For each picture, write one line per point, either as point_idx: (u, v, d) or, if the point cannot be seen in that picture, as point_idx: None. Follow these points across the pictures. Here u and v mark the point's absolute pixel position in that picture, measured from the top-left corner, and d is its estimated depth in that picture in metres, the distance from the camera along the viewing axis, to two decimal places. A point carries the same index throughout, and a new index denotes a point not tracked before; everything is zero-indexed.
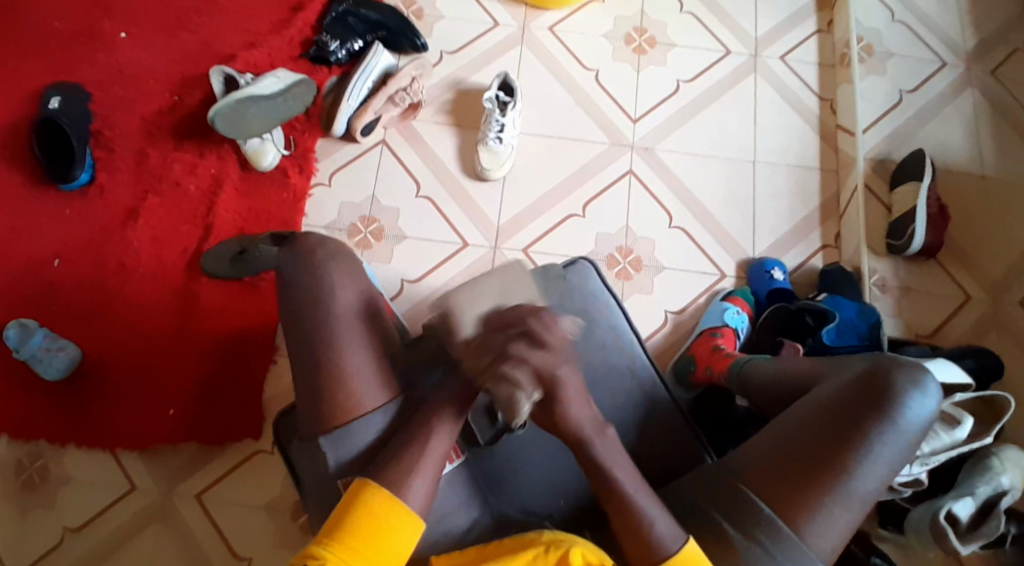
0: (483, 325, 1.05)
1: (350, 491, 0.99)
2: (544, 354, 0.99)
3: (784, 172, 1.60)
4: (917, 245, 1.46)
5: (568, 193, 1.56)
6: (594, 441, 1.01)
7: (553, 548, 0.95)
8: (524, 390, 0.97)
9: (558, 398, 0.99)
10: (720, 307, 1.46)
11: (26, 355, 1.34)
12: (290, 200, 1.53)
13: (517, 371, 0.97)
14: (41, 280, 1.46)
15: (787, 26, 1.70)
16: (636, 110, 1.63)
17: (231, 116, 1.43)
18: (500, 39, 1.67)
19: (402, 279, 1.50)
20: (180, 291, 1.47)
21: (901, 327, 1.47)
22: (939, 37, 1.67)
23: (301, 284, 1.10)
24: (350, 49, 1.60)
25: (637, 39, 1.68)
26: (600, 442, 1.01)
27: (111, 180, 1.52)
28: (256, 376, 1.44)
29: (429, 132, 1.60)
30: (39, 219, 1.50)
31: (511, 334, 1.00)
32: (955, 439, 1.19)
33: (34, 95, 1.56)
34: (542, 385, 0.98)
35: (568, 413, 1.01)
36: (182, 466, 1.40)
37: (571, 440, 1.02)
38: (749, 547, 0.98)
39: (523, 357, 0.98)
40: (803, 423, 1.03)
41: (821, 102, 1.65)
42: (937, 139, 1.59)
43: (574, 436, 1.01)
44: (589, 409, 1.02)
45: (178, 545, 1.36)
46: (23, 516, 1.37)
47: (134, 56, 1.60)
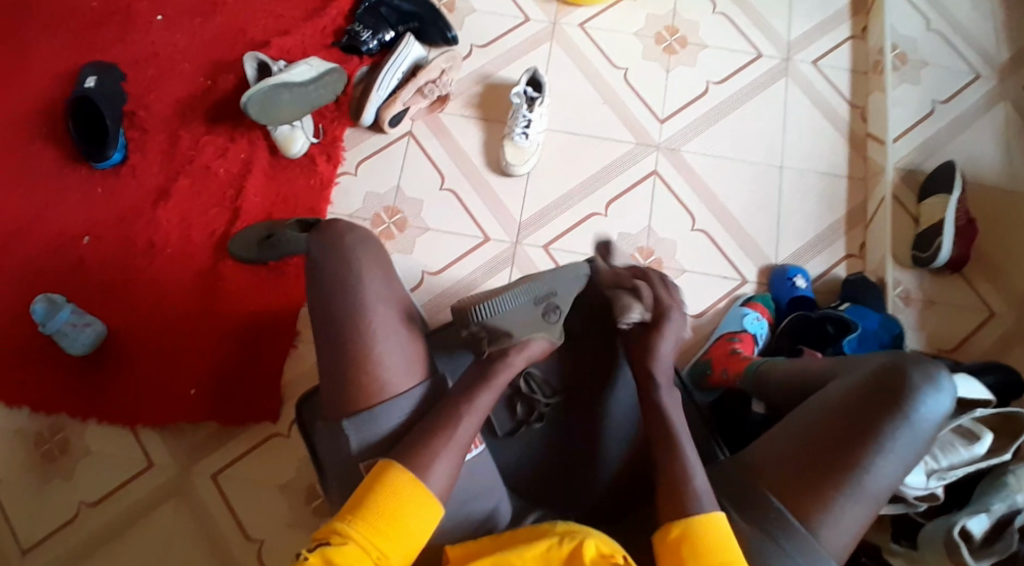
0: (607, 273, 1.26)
1: (385, 473, 1.00)
2: (661, 291, 1.19)
3: (812, 178, 1.58)
4: (943, 258, 1.44)
5: (592, 190, 1.56)
6: (660, 386, 1.12)
7: (569, 538, 0.96)
8: (637, 306, 1.17)
9: (662, 327, 1.16)
10: (740, 311, 1.45)
11: (52, 328, 1.38)
12: (316, 187, 1.55)
13: (640, 291, 1.18)
14: (71, 256, 1.49)
15: (821, 30, 1.69)
16: (663, 110, 1.62)
17: (263, 102, 1.44)
18: (530, 35, 1.67)
19: (423, 270, 1.51)
20: (206, 273, 1.49)
21: (923, 340, 1.46)
22: (975, 48, 1.65)
23: (327, 272, 1.12)
24: (382, 39, 1.61)
25: (667, 38, 1.67)
26: (669, 390, 1.12)
27: (143, 161, 1.55)
28: (278, 359, 1.46)
29: (456, 125, 1.61)
30: (72, 195, 1.53)
31: (633, 273, 1.23)
32: (973, 455, 1.20)
33: (70, 75, 1.59)
34: (654, 309, 1.17)
35: (660, 344, 1.15)
36: (199, 444, 1.43)
37: (648, 373, 1.14)
38: (761, 540, 0.98)
39: (648, 285, 1.19)
40: (818, 416, 1.03)
41: (852, 109, 1.63)
42: (968, 151, 1.56)
43: (646, 377, 1.12)
44: (663, 365, 1.14)
45: (192, 522, 1.39)
46: (42, 487, 1.40)
47: (168, 39, 1.62)
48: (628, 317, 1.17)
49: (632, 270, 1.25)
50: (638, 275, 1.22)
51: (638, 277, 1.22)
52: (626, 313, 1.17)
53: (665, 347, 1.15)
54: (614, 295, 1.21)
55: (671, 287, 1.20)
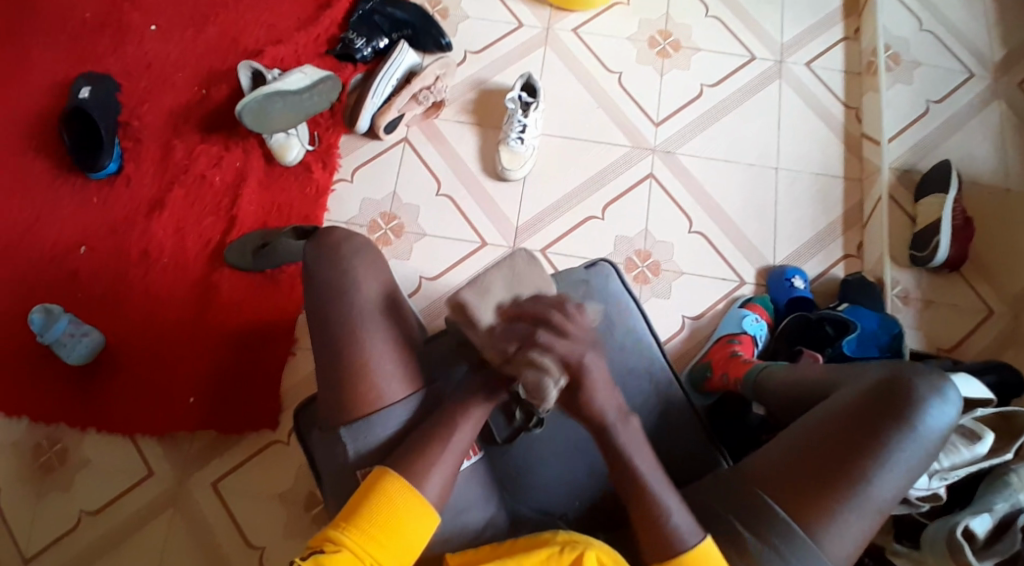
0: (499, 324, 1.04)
1: (375, 480, 0.99)
2: (571, 340, 0.99)
3: (808, 179, 1.58)
4: (941, 257, 1.44)
5: (588, 194, 1.56)
6: (617, 429, 1.00)
7: (568, 549, 0.94)
8: (550, 375, 0.97)
9: (585, 383, 0.99)
10: (738, 313, 1.45)
11: (50, 338, 1.38)
12: (312, 194, 1.54)
13: (544, 358, 0.98)
14: (66, 266, 1.48)
15: (814, 32, 1.69)
16: (657, 113, 1.62)
17: (257, 111, 1.44)
18: (523, 40, 1.67)
19: (420, 276, 1.51)
20: (203, 282, 1.48)
21: (922, 339, 1.46)
22: (967, 47, 1.65)
23: (322, 277, 1.11)
24: (376, 47, 1.61)
25: (661, 42, 1.68)
26: (623, 430, 1.01)
27: (137, 171, 1.54)
28: (277, 367, 1.45)
29: (451, 131, 1.61)
30: (66, 206, 1.52)
31: (533, 323, 1.01)
32: (975, 455, 1.18)
33: (65, 86, 1.59)
34: (571, 367, 0.98)
35: (593, 397, 1.00)
36: (198, 453, 1.42)
37: (597, 425, 1.01)
38: (763, 550, 0.98)
39: (549, 344, 0.98)
40: (821, 426, 1.02)
41: (846, 110, 1.64)
42: (962, 150, 1.57)
43: (601, 419, 1.01)
44: (609, 406, 1.01)
45: (191, 532, 1.37)
46: (40, 498, 1.39)
47: (162, 49, 1.62)
48: (549, 389, 0.98)
49: (523, 320, 1.02)
50: (528, 332, 1.00)
51: (525, 344, 0.99)
52: (544, 391, 0.97)
53: (602, 392, 1.00)
54: (521, 365, 0.99)
55: (580, 325, 1.00)
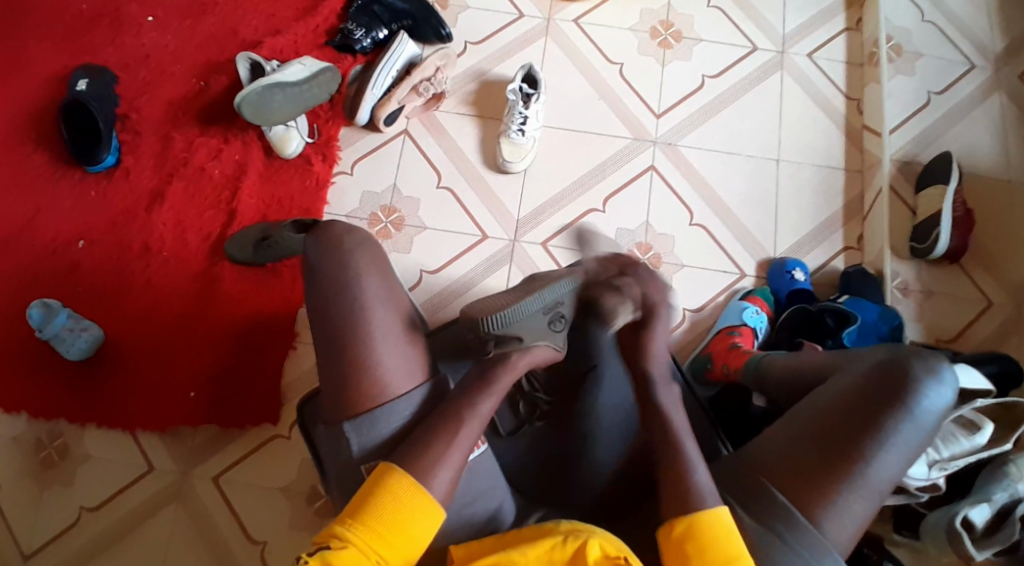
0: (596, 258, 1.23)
1: (376, 478, 1.00)
2: (648, 289, 1.15)
3: (810, 170, 1.58)
4: (941, 248, 1.45)
5: (590, 186, 1.56)
6: (657, 381, 1.11)
7: (573, 538, 0.95)
8: (624, 308, 1.13)
9: (650, 327, 1.14)
10: (739, 305, 1.45)
11: (49, 334, 1.37)
12: (312, 187, 1.54)
13: (627, 293, 1.13)
14: (66, 260, 1.48)
15: (816, 22, 1.69)
16: (659, 105, 1.62)
17: (257, 102, 1.43)
18: (524, 31, 1.66)
19: (421, 269, 1.51)
20: (203, 276, 1.48)
21: (922, 330, 1.46)
22: (969, 38, 1.65)
23: (324, 270, 1.11)
24: (375, 38, 1.60)
25: (662, 33, 1.67)
26: (664, 388, 1.10)
27: (137, 164, 1.54)
28: (277, 361, 1.45)
29: (451, 123, 1.60)
30: (65, 200, 1.51)
31: (616, 272, 1.17)
32: (974, 445, 1.19)
33: (61, 78, 1.58)
34: (642, 310, 1.13)
35: (651, 343, 1.14)
36: (199, 447, 1.42)
37: (644, 376, 1.12)
38: (765, 535, 0.98)
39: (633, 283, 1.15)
40: (822, 410, 1.03)
41: (848, 101, 1.63)
42: (963, 142, 1.57)
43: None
44: (659, 361, 1.13)
45: (193, 525, 1.38)
46: (41, 494, 1.39)
47: (159, 41, 1.61)
48: (619, 318, 1.14)
49: (616, 264, 1.20)
50: (624, 271, 1.18)
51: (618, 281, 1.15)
52: (614, 316, 1.14)
53: (659, 341, 1.14)
54: (602, 293, 1.14)
55: (658, 283, 1.16)
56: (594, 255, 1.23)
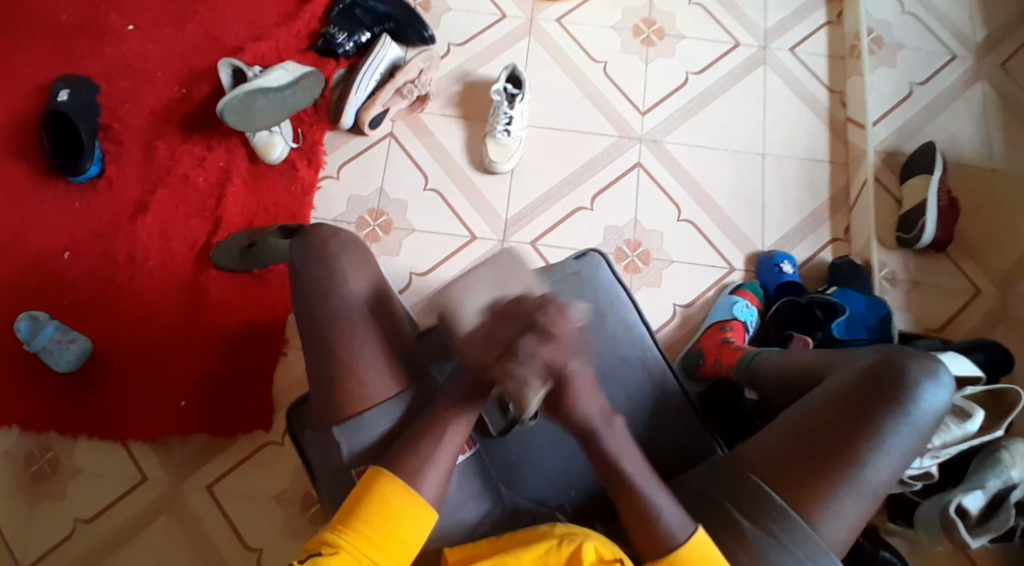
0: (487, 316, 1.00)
1: (361, 484, 0.99)
2: (556, 346, 0.92)
3: (795, 164, 1.59)
4: (927, 238, 1.46)
5: (576, 186, 1.56)
6: (601, 433, 0.98)
7: (567, 541, 0.95)
8: (532, 386, 0.93)
9: (565, 392, 0.95)
10: (729, 300, 1.45)
11: (36, 347, 1.35)
12: (298, 192, 1.53)
13: (524, 370, 0.93)
14: (51, 272, 1.46)
15: (798, 17, 1.69)
16: (644, 102, 1.62)
17: (240, 109, 1.42)
18: (506, 32, 1.66)
19: (410, 272, 1.50)
20: (191, 284, 1.47)
21: (911, 320, 1.47)
22: (949, 29, 1.66)
23: (310, 273, 1.11)
24: (358, 41, 1.59)
25: (645, 30, 1.67)
26: None
27: (120, 173, 1.52)
28: (268, 367, 1.44)
29: (437, 125, 1.60)
30: (49, 211, 1.50)
31: (520, 328, 0.94)
32: (965, 432, 1.19)
33: (41, 88, 1.56)
34: (552, 378, 0.93)
35: (578, 402, 0.96)
36: (191, 457, 1.41)
37: (582, 430, 0.98)
38: (762, 538, 0.98)
39: (534, 353, 0.92)
40: (815, 412, 1.03)
41: (830, 94, 1.64)
42: (947, 132, 1.58)
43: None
44: (587, 414, 0.97)
45: (188, 535, 1.37)
46: (33, 508, 1.38)
47: (140, 49, 1.60)
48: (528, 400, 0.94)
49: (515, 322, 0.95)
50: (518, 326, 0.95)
51: (508, 352, 0.94)
52: (524, 401, 0.94)
53: (586, 395, 0.96)
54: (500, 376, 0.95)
55: (561, 332, 0.92)
56: (505, 307, 0.99)
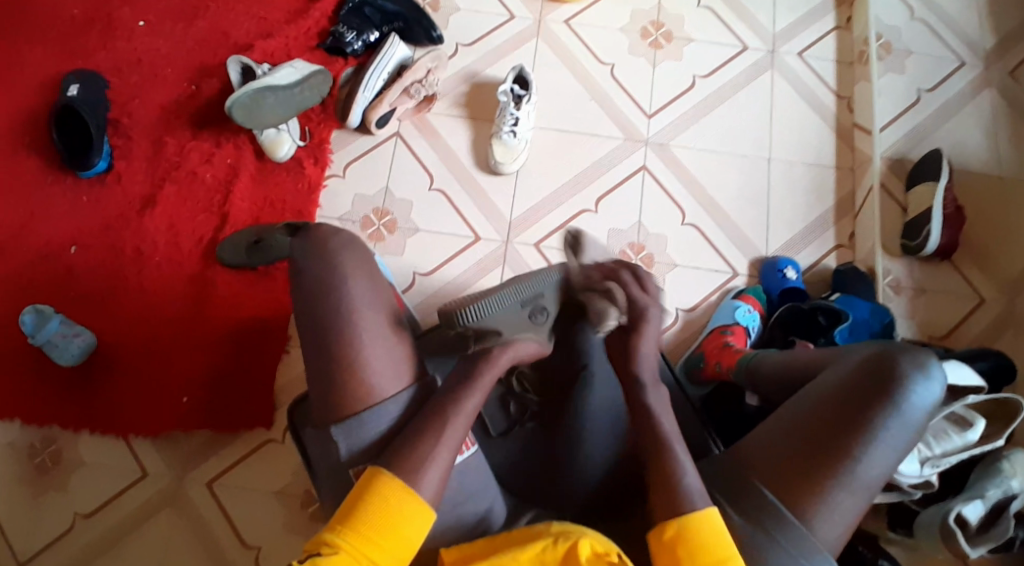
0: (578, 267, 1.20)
1: (361, 482, 1.00)
2: (639, 295, 1.14)
3: (801, 169, 1.59)
4: (932, 246, 1.45)
5: (581, 187, 1.56)
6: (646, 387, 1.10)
7: (563, 538, 0.95)
8: (612, 314, 1.13)
9: (638, 330, 1.13)
10: (731, 304, 1.45)
11: (41, 340, 1.36)
12: (304, 190, 1.54)
13: (611, 302, 1.13)
14: (58, 266, 1.48)
15: (807, 21, 1.69)
16: (651, 105, 1.62)
17: (248, 105, 1.43)
18: (515, 32, 1.66)
19: (414, 272, 1.51)
20: (196, 279, 1.48)
21: (914, 328, 1.46)
22: (959, 35, 1.65)
23: (312, 273, 1.12)
24: (367, 40, 1.60)
25: (654, 33, 1.67)
26: None
27: (129, 168, 1.54)
28: (270, 364, 1.45)
29: (443, 125, 1.60)
30: (58, 205, 1.51)
31: (607, 274, 1.17)
32: (966, 441, 1.20)
33: (51, 83, 1.58)
34: (629, 316, 1.13)
35: (640, 347, 1.13)
36: (192, 452, 1.42)
37: (633, 378, 1.12)
38: (755, 535, 0.98)
39: (619, 289, 1.14)
40: (810, 408, 1.03)
41: (838, 100, 1.64)
42: (954, 139, 1.57)
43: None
44: (646, 368, 1.12)
45: (188, 530, 1.38)
46: (37, 499, 1.39)
47: (150, 45, 1.61)
48: (604, 324, 1.14)
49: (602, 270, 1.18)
50: (609, 275, 1.17)
51: (599, 286, 1.15)
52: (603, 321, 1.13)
53: (648, 345, 1.13)
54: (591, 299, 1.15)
55: (646, 290, 1.14)
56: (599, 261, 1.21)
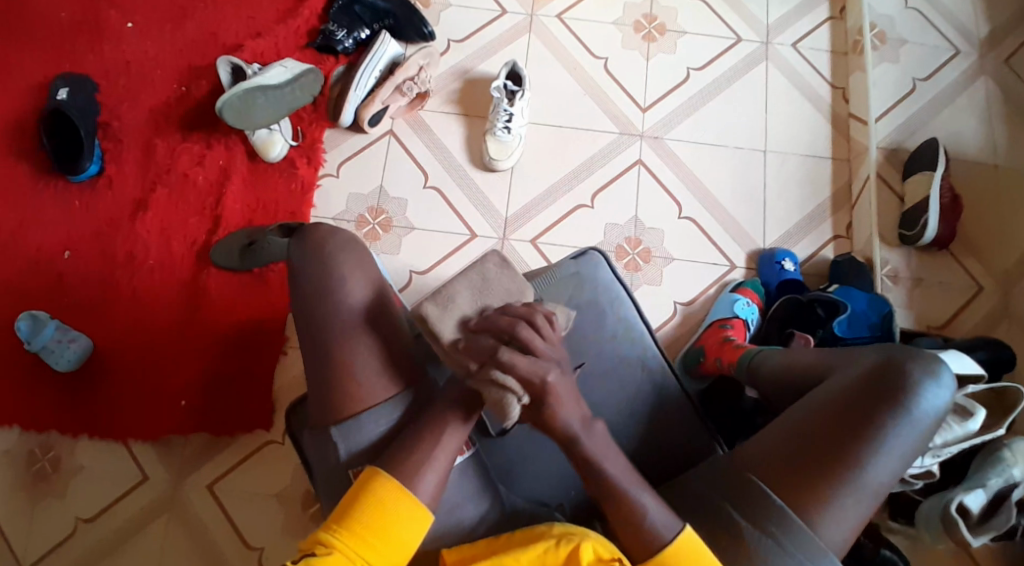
0: (463, 326, 1.00)
1: (358, 483, 0.99)
2: (522, 368, 0.94)
3: (797, 161, 1.58)
4: (930, 235, 1.45)
5: (576, 184, 1.55)
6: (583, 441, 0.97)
7: (564, 542, 0.95)
8: (512, 396, 0.94)
9: (545, 405, 0.96)
10: (730, 298, 1.44)
11: (37, 346, 1.35)
12: (298, 191, 1.52)
13: (501, 387, 0.94)
14: (51, 271, 1.46)
15: (800, 12, 1.68)
16: (645, 99, 1.61)
17: (239, 107, 1.42)
18: (507, 28, 1.65)
19: (410, 271, 1.50)
20: (191, 283, 1.47)
21: (912, 318, 1.46)
22: (953, 24, 1.65)
23: (309, 275, 1.10)
24: (358, 38, 1.59)
25: (646, 26, 1.66)
26: (610, 427, 1.01)
27: (120, 171, 1.52)
28: (268, 367, 1.44)
29: (437, 122, 1.59)
30: (48, 210, 1.50)
31: (502, 338, 0.96)
32: (967, 431, 1.19)
33: (39, 86, 1.56)
34: (527, 394, 0.94)
35: (558, 416, 0.96)
36: (192, 455, 1.41)
37: (564, 438, 0.98)
38: (761, 539, 0.98)
39: (507, 371, 0.94)
40: (815, 413, 1.02)
41: (833, 90, 1.63)
42: (950, 128, 1.57)
43: None
44: (574, 418, 0.97)
45: (188, 534, 1.37)
46: (34, 506, 1.38)
47: (139, 47, 1.59)
48: (510, 413, 0.95)
49: (483, 339, 0.97)
50: (488, 353, 0.96)
51: (483, 369, 0.95)
52: (503, 415, 0.95)
53: (567, 403, 0.96)
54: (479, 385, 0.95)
55: (529, 359, 0.94)
56: (475, 319, 0.99)
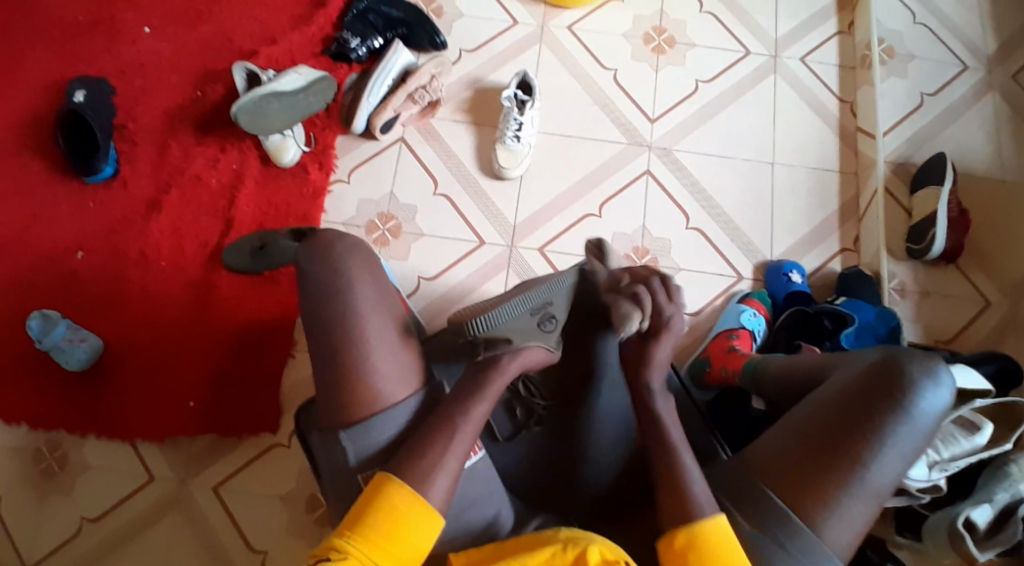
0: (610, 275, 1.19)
1: (370, 488, 1.00)
2: (667, 298, 1.10)
3: (805, 173, 1.59)
4: (937, 249, 1.45)
5: (584, 193, 1.56)
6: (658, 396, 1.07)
7: (572, 546, 0.94)
8: (636, 318, 1.08)
9: (658, 338, 1.09)
10: (737, 309, 1.45)
11: (48, 346, 1.37)
12: (309, 195, 1.54)
13: (642, 300, 1.09)
14: (64, 271, 1.48)
15: (809, 26, 1.70)
16: (654, 109, 1.63)
17: (254, 111, 1.45)
18: (518, 38, 1.67)
19: (418, 276, 1.51)
20: (201, 284, 1.48)
21: (920, 332, 1.46)
22: (961, 40, 1.66)
23: (318, 275, 1.11)
24: (371, 46, 1.61)
25: (656, 38, 1.68)
26: (655, 402, 1.07)
27: (134, 173, 1.54)
28: (276, 368, 1.45)
29: (447, 130, 1.61)
30: (62, 211, 1.52)
31: (643, 282, 1.13)
32: (974, 445, 1.18)
33: (57, 89, 1.59)
34: (653, 319, 1.09)
35: (658, 356, 1.09)
36: (197, 456, 1.42)
37: (643, 388, 1.09)
38: (764, 541, 0.97)
39: (648, 293, 1.10)
40: (818, 413, 1.02)
41: (841, 104, 1.64)
42: (957, 142, 1.57)
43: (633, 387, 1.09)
44: (657, 376, 1.09)
45: (192, 535, 1.37)
46: (40, 504, 1.39)
47: (156, 52, 1.62)
48: (626, 329, 1.08)
49: (638, 274, 1.16)
50: (638, 281, 1.14)
51: (644, 281, 1.13)
52: (627, 324, 1.07)
53: (663, 357, 1.10)
54: (618, 300, 1.11)
55: (675, 294, 1.11)
56: (628, 268, 1.19)
